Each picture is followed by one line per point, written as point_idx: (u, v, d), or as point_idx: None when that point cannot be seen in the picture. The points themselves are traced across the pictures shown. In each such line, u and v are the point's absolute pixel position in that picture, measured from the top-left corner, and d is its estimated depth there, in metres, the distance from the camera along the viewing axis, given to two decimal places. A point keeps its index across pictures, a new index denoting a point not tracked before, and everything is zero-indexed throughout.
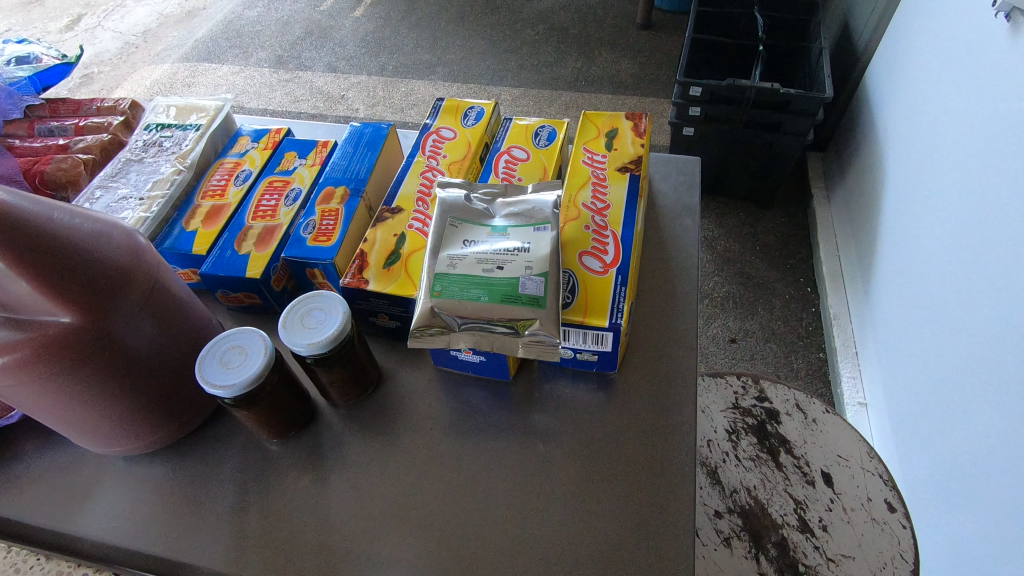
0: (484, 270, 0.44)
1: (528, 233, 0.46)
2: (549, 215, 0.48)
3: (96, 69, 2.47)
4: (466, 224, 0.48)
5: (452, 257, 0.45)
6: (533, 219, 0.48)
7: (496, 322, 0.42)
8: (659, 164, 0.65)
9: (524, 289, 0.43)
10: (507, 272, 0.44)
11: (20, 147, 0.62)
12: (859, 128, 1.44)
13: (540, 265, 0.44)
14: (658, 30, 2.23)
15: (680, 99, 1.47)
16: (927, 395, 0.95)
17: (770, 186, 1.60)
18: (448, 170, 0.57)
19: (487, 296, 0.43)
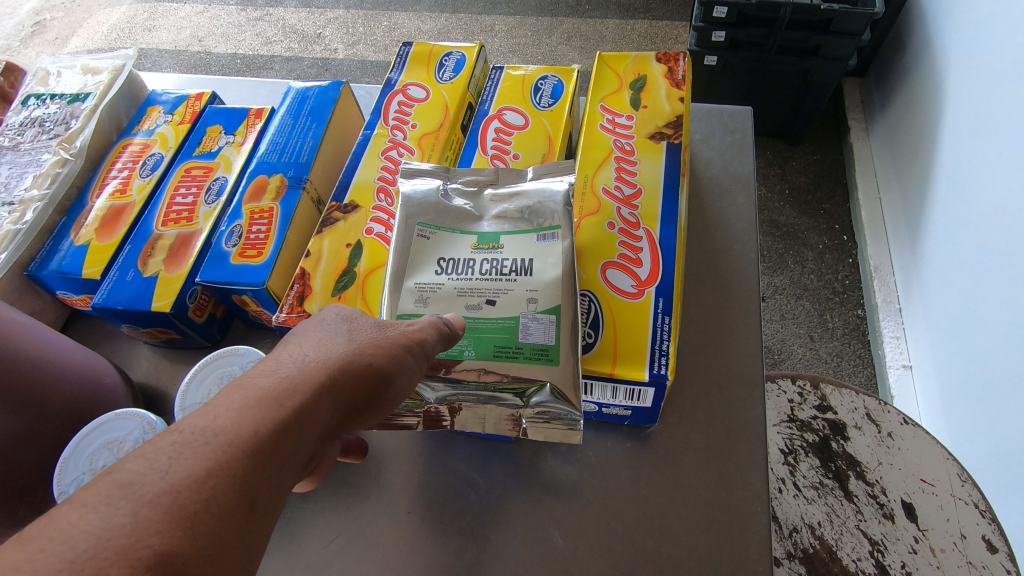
0: (469, 308, 0.33)
1: (529, 244, 0.34)
2: (559, 216, 0.35)
3: (48, 15, 2.24)
4: (442, 233, 0.36)
5: (424, 287, 0.34)
6: (537, 222, 0.35)
7: (491, 392, 0.32)
8: (701, 119, 0.50)
9: (526, 338, 0.32)
10: (500, 310, 0.33)
11: None
12: (909, 48, 1.24)
13: (547, 299, 0.33)
14: None
15: (700, 23, 1.26)
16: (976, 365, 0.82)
17: (801, 121, 1.42)
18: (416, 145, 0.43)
19: (478, 352, 0.32)
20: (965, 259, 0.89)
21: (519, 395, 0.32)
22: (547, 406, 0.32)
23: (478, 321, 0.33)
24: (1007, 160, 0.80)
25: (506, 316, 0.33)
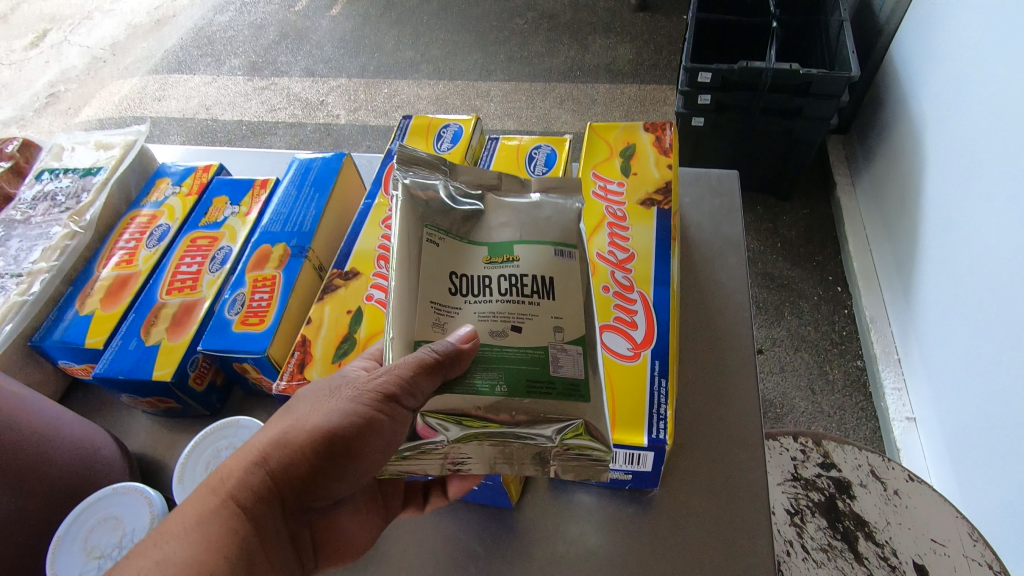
0: (490, 331, 0.33)
1: (546, 259, 0.35)
2: (574, 239, 0.37)
3: (64, 87, 2.36)
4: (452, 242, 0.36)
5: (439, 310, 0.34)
6: (547, 238, 0.36)
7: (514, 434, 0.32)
8: (689, 184, 0.52)
9: (556, 370, 0.33)
10: (523, 328, 0.33)
11: None
12: (887, 107, 1.29)
13: (573, 326, 0.34)
14: (655, 9, 2.10)
15: (687, 86, 1.33)
16: (978, 417, 0.82)
17: (789, 177, 1.46)
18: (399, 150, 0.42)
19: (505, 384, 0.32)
20: (958, 309, 0.91)
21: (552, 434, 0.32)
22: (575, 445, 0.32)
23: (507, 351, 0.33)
24: (987, 215, 0.84)
25: (531, 333, 0.33)
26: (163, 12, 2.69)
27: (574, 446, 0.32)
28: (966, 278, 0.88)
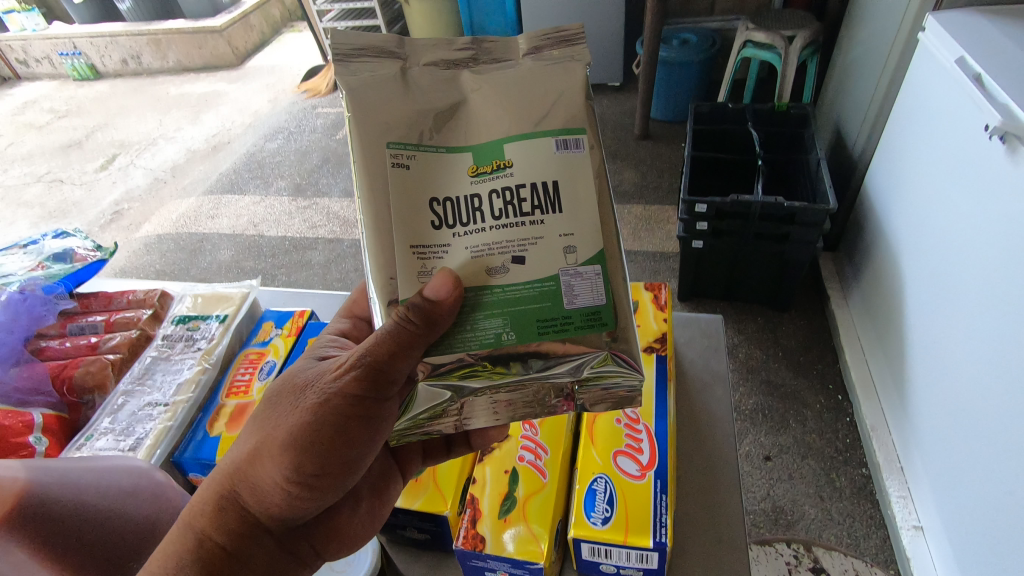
0: (486, 266, 0.50)
1: (518, 152, 0.50)
2: (549, 142, 0.51)
3: (127, 205, 2.65)
4: (424, 153, 0.51)
5: (436, 247, 0.50)
6: (520, 138, 0.51)
7: (537, 376, 0.49)
8: (682, 325, 0.67)
9: (570, 303, 0.50)
10: (527, 253, 0.50)
11: (51, 350, 0.67)
12: (866, 232, 1.45)
13: (570, 234, 0.50)
14: (655, 139, 2.38)
15: (686, 215, 1.48)
16: (992, 525, 0.88)
17: (784, 292, 1.60)
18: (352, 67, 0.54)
19: (517, 335, 0.49)
20: (957, 422, 0.99)
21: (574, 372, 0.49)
22: (595, 372, 0.49)
23: (515, 305, 0.49)
24: (973, 337, 0.94)
25: (535, 257, 0.50)
26: (220, 140, 3.06)
27: (598, 370, 0.49)
28: (960, 394, 0.98)
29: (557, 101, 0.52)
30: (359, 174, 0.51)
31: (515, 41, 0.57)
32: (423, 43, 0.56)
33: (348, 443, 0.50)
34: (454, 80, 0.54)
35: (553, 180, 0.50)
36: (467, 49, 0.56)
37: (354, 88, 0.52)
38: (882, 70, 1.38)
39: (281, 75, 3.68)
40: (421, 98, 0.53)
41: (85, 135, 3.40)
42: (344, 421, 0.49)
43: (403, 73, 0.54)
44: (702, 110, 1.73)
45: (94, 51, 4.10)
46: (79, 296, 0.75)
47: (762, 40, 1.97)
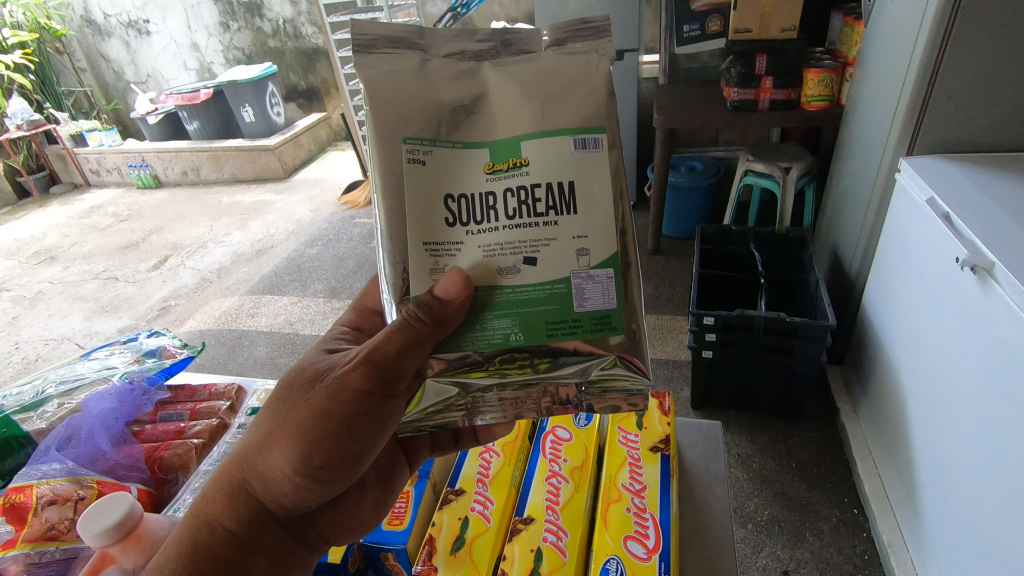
0: (499, 265, 0.59)
1: (534, 151, 0.58)
2: (567, 139, 0.59)
3: (174, 302, 2.86)
4: (442, 148, 0.59)
5: (451, 243, 0.59)
6: (537, 138, 0.59)
7: (546, 376, 0.60)
8: (687, 429, 0.77)
9: (580, 307, 0.59)
10: (539, 253, 0.59)
11: (145, 432, 0.79)
12: (867, 347, 1.54)
13: (579, 231, 0.59)
14: (667, 253, 2.56)
15: (695, 326, 1.60)
16: None
17: (795, 403, 1.66)
18: (371, 60, 0.60)
19: (528, 335, 0.59)
20: (965, 538, 1.01)
21: (579, 373, 0.60)
22: (600, 372, 0.60)
23: (527, 309, 0.59)
24: (969, 451, 1.00)
25: (547, 255, 0.59)
26: (264, 244, 3.33)
27: (602, 370, 0.60)
28: (965, 508, 1.01)
29: (576, 102, 0.60)
30: (379, 165, 0.59)
31: (539, 33, 0.64)
32: (443, 35, 0.62)
33: (352, 429, 0.61)
34: (474, 74, 0.61)
35: (567, 181, 0.59)
36: (487, 40, 0.63)
37: (371, 79, 0.59)
38: (869, 200, 1.53)
39: (324, 187, 4.05)
40: (442, 92, 0.60)
41: (142, 236, 3.72)
42: (351, 410, 0.60)
43: (422, 65, 0.61)
44: (708, 232, 1.91)
45: (159, 163, 4.58)
46: (167, 387, 0.89)
47: (761, 169, 2.18)
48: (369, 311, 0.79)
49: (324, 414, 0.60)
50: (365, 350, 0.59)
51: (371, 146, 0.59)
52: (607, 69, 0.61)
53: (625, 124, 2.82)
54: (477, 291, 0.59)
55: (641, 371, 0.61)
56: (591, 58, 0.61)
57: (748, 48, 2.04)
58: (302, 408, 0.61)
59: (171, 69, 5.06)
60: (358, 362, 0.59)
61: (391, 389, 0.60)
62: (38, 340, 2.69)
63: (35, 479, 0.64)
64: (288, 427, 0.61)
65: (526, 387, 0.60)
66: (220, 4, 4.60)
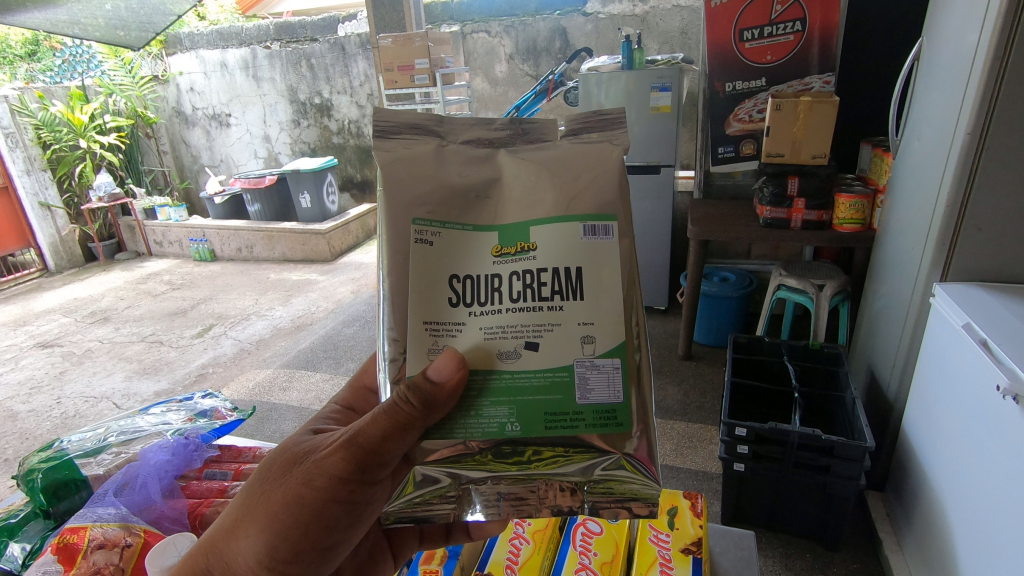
0: (497, 350, 0.60)
1: (542, 235, 0.61)
2: (578, 225, 0.61)
3: (211, 369, 2.96)
4: (447, 230, 0.62)
5: (451, 324, 0.61)
6: (546, 222, 0.61)
7: (547, 472, 0.60)
8: (720, 537, 0.86)
9: (582, 399, 0.60)
10: (542, 338, 0.60)
11: (191, 487, 0.91)
12: (910, 471, 1.46)
13: (588, 318, 0.60)
14: (698, 359, 2.57)
15: (726, 437, 1.58)
16: None
17: (833, 527, 1.56)
18: (390, 143, 0.65)
19: (524, 425, 0.59)
20: None
21: (577, 473, 0.60)
22: (606, 472, 0.60)
23: (526, 396, 0.60)
24: None
25: (550, 340, 0.60)
26: (303, 320, 3.47)
27: (609, 470, 0.60)
28: None
29: (589, 188, 0.62)
30: (387, 244, 0.62)
31: (555, 123, 0.69)
32: (460, 123, 0.67)
33: (326, 516, 0.64)
34: (489, 159, 0.65)
35: (574, 265, 0.60)
36: (504, 129, 0.68)
37: (387, 162, 0.63)
38: (905, 322, 1.53)
39: (367, 271, 4.25)
40: (454, 176, 0.64)
41: (191, 304, 3.91)
42: (326, 497, 0.63)
43: (439, 148, 0.65)
44: (740, 340, 1.94)
45: (217, 239, 4.90)
46: (218, 447, 1.02)
47: (795, 284, 2.22)
48: (364, 391, 0.84)
49: (299, 501, 0.63)
50: (347, 435, 0.62)
51: (381, 222, 0.62)
52: (620, 156, 0.64)
53: (659, 232, 2.94)
54: (472, 375, 0.60)
55: (651, 475, 0.60)
56: (605, 147, 0.64)
57: (780, 170, 2.16)
58: (280, 492, 0.63)
59: (242, 157, 5.54)
60: (337, 448, 0.62)
61: (370, 476, 0.62)
62: (79, 397, 2.77)
63: (89, 521, 0.75)
64: (262, 512, 0.63)
65: (525, 483, 0.60)
66: (295, 104, 5.13)
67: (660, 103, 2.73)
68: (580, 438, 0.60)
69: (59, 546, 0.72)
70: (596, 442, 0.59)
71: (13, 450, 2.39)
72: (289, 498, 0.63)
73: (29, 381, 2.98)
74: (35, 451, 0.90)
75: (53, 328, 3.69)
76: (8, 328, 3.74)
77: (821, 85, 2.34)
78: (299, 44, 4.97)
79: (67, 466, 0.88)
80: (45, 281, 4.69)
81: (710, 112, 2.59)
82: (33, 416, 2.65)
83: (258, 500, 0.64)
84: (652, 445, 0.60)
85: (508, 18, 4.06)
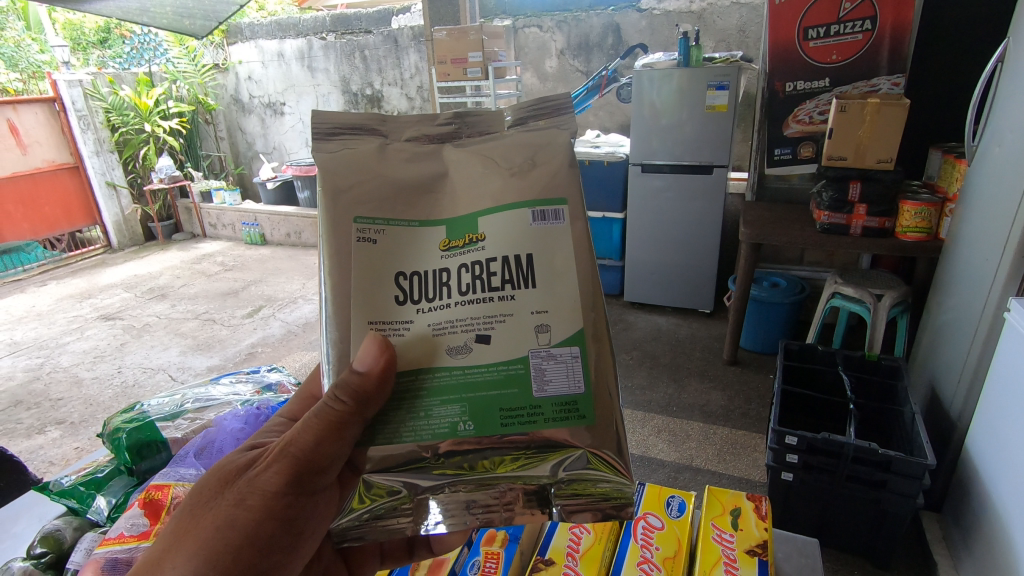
0: (446, 346, 0.59)
1: (489, 224, 0.60)
2: (526, 211, 0.60)
3: (261, 347, 3.07)
4: (390, 226, 0.61)
5: (399, 321, 0.59)
6: (494, 207, 0.60)
7: (509, 475, 0.59)
8: (785, 541, 0.87)
9: (540, 392, 0.58)
10: (493, 330, 0.58)
11: None
12: (973, 493, 1.40)
13: (542, 306, 0.59)
14: (743, 363, 2.52)
15: (775, 444, 1.54)
16: None
17: (885, 546, 1.51)
18: (333, 144, 0.65)
19: (478, 424, 0.58)
20: None
21: (548, 471, 0.59)
22: (572, 471, 0.59)
23: (477, 393, 0.58)
24: None
25: (503, 331, 0.58)
26: None
27: (575, 469, 0.59)
28: None
29: (535, 173, 0.61)
30: (330, 241, 0.60)
31: (501, 114, 0.68)
32: (404, 121, 0.67)
33: (263, 537, 0.60)
34: (436, 155, 0.64)
35: (521, 253, 0.59)
36: (447, 124, 0.67)
37: (327, 161, 0.62)
38: (973, 338, 1.46)
39: None
40: (398, 171, 0.62)
41: (243, 286, 4.05)
42: (264, 514, 0.59)
43: (382, 147, 0.64)
44: (792, 347, 1.89)
45: (269, 224, 5.04)
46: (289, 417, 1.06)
47: (851, 292, 2.13)
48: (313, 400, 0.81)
49: (232, 523, 0.58)
50: (281, 444, 0.61)
51: (323, 224, 0.61)
52: (568, 139, 0.63)
53: (708, 234, 2.89)
54: (398, 383, 0.59)
55: (622, 470, 0.59)
56: (554, 134, 0.64)
57: (842, 174, 2.08)
58: (212, 513, 0.59)
59: (294, 145, 5.64)
60: (273, 461, 0.60)
61: (310, 484, 0.61)
62: (138, 368, 2.91)
63: (173, 480, 0.80)
64: (191, 536, 0.58)
65: (489, 488, 0.59)
66: (347, 95, 5.24)
67: (717, 101, 2.65)
68: (541, 434, 0.58)
69: (145, 502, 0.76)
70: (563, 437, 0.58)
71: (79, 414, 2.54)
72: (225, 518, 0.58)
73: (94, 351, 3.15)
74: (120, 412, 0.96)
75: (115, 302, 3.88)
76: (75, 300, 3.96)
77: (889, 87, 2.27)
78: (353, 36, 5.06)
79: (149, 428, 0.93)
80: (108, 257, 4.95)
81: (767, 113, 2.52)
82: (96, 383, 2.80)
83: (186, 524, 0.59)
84: (620, 439, 0.60)
85: (561, 13, 4.04)
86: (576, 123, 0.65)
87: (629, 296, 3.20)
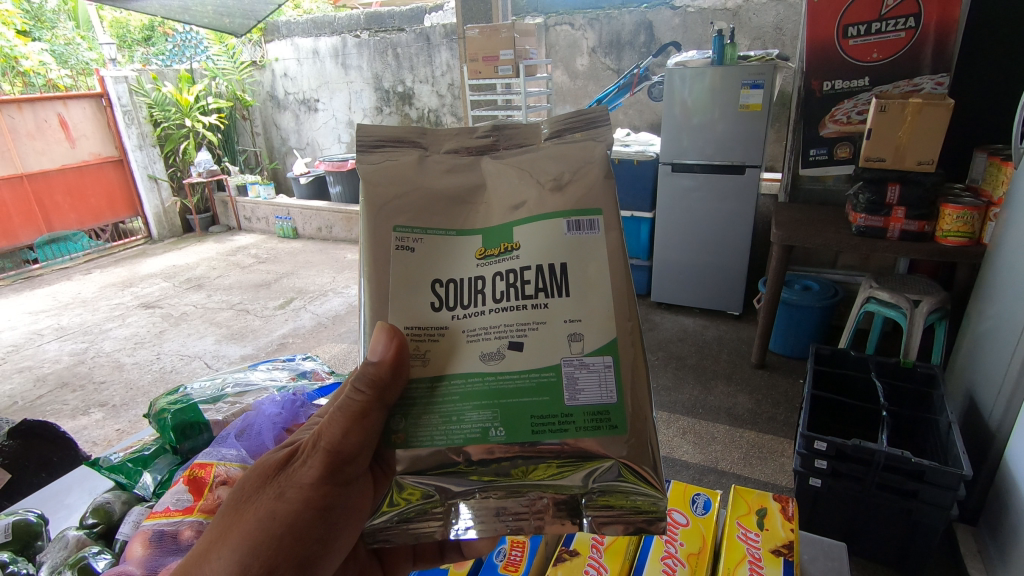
0: (481, 353, 0.60)
1: (524, 235, 0.61)
2: (561, 221, 0.61)
3: (292, 338, 3.15)
4: (427, 236, 0.62)
5: (435, 327, 0.61)
6: (529, 217, 0.61)
7: (540, 482, 0.59)
8: (811, 545, 0.86)
9: (571, 400, 0.59)
10: (526, 337, 0.60)
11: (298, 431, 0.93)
12: (1011, 506, 1.36)
13: (574, 315, 0.60)
14: (771, 367, 2.48)
15: (804, 449, 1.52)
16: None
17: (914, 557, 1.48)
18: (374, 156, 0.66)
19: (509, 431, 0.58)
20: None
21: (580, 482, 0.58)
22: (604, 483, 0.58)
23: (508, 399, 0.59)
24: None
25: (535, 339, 0.60)
26: None
27: (607, 481, 0.58)
28: None
29: (570, 185, 0.62)
30: (370, 250, 0.62)
31: (539, 127, 0.69)
32: (442, 133, 0.68)
33: (304, 529, 0.61)
34: (474, 166, 0.66)
35: (556, 264, 0.60)
36: (486, 137, 0.68)
37: (369, 173, 0.65)
38: (1015, 348, 1.42)
39: None
40: (437, 182, 0.64)
41: (275, 278, 4.15)
42: (303, 506, 0.60)
43: (420, 159, 0.66)
44: (823, 352, 1.86)
45: (301, 218, 5.15)
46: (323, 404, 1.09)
47: (886, 298, 2.09)
48: None
49: (272, 516, 0.60)
50: (312, 438, 0.62)
51: (362, 233, 0.63)
52: (604, 152, 0.64)
53: (738, 235, 2.85)
54: (412, 381, 0.61)
55: (655, 483, 0.58)
56: (589, 145, 0.65)
57: (880, 175, 2.02)
58: (252, 507, 0.60)
59: (327, 141, 5.75)
60: (307, 454, 0.61)
61: (343, 474, 0.61)
62: (176, 355, 3.02)
63: (215, 460, 0.83)
64: (235, 530, 0.59)
65: (520, 496, 0.59)
66: (379, 92, 5.31)
67: (751, 100, 2.61)
68: (573, 442, 0.59)
69: (190, 478, 0.80)
70: (591, 446, 0.58)
71: (120, 397, 2.65)
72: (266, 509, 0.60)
73: (134, 337, 3.28)
74: (164, 394, 1.00)
75: (154, 291, 4.02)
76: (117, 288, 4.11)
77: (932, 87, 2.20)
78: (386, 34, 5.13)
79: (194, 409, 0.97)
80: (148, 247, 5.12)
81: (803, 113, 2.48)
82: (136, 368, 2.91)
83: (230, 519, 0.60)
84: (655, 454, 0.60)
85: (593, 10, 4.02)
86: (613, 134, 0.65)
87: (656, 296, 3.18)
